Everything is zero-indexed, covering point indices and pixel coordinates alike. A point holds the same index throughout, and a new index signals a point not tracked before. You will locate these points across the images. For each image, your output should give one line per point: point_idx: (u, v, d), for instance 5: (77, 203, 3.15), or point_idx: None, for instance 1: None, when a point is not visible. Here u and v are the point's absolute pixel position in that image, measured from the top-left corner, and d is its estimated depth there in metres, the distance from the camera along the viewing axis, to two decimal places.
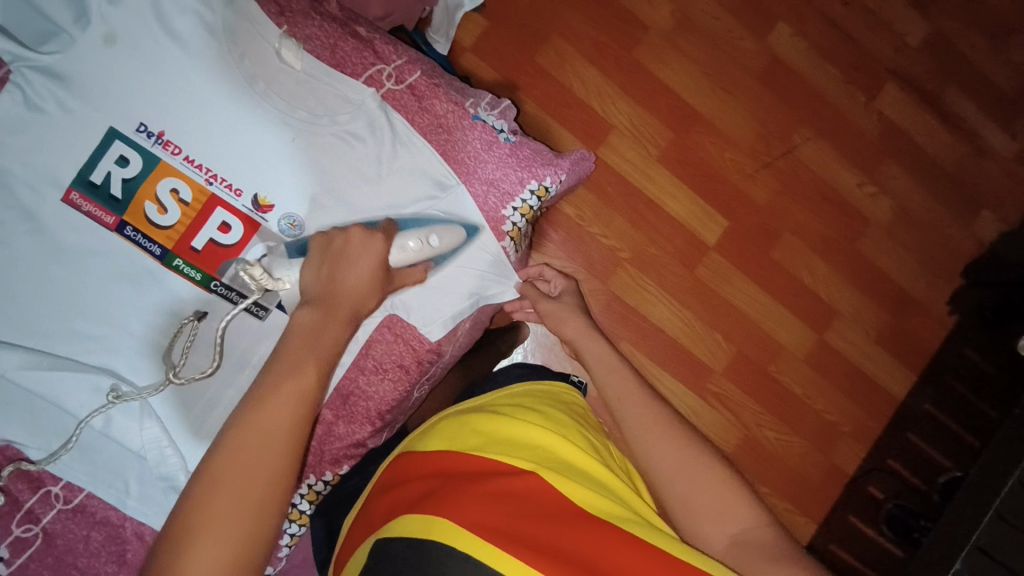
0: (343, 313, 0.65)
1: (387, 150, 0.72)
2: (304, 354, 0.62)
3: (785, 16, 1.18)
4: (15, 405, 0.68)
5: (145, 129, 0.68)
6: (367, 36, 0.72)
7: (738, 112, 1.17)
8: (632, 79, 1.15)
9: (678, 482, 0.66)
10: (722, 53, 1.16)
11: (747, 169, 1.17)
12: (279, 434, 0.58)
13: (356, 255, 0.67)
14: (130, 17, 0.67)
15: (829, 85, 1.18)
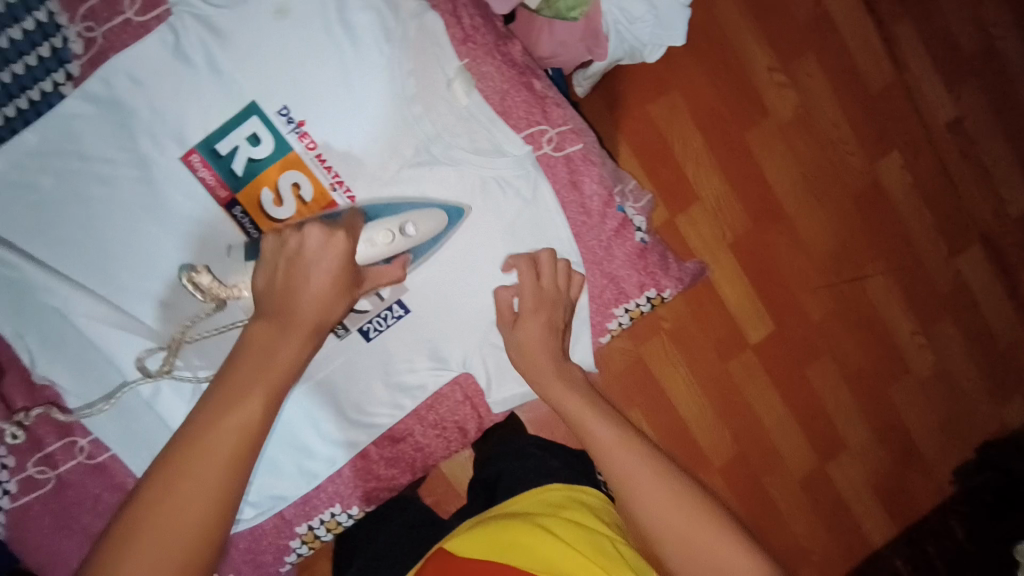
0: (301, 328, 0.53)
1: (521, 217, 0.68)
2: (256, 373, 0.50)
3: (900, 146, 1.13)
4: (64, 347, 0.64)
5: (287, 114, 0.63)
6: (541, 92, 0.67)
7: (825, 225, 1.11)
8: (735, 157, 1.06)
9: (688, 551, 0.52)
10: (828, 161, 1.11)
11: (812, 283, 1.12)
12: (218, 463, 0.46)
13: (317, 260, 0.55)
14: None
15: (919, 227, 1.15)
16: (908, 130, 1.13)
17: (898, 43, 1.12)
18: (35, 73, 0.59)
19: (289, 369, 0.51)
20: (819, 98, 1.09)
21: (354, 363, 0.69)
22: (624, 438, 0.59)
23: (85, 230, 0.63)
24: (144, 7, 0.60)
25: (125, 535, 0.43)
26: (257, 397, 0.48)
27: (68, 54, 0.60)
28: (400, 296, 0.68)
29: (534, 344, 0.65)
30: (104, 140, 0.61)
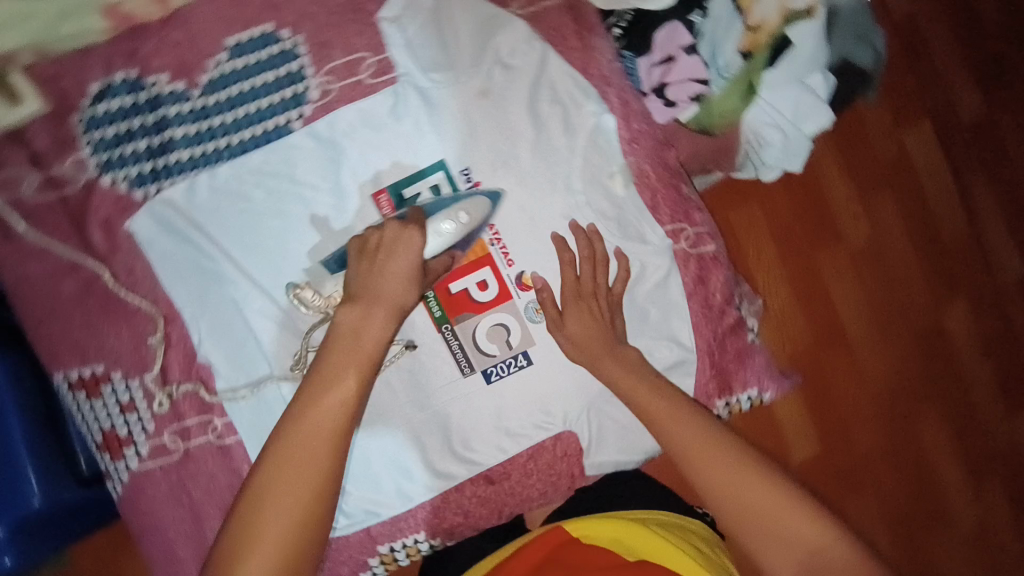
0: (383, 309, 0.63)
1: (649, 297, 0.75)
2: (349, 355, 0.61)
3: (966, 297, 1.23)
4: (227, 334, 0.71)
5: (468, 174, 0.73)
6: (687, 197, 0.76)
7: (885, 360, 1.18)
8: (806, 279, 1.14)
9: (734, 493, 0.64)
10: (894, 301, 1.19)
11: (866, 413, 1.16)
12: (331, 418, 0.58)
13: (393, 257, 0.65)
14: (508, 84, 0.73)
15: (977, 379, 1.23)
16: (971, 279, 1.23)
17: (971, 194, 1.24)
18: (276, 107, 0.71)
19: (375, 348, 0.62)
20: (892, 234, 1.19)
21: (471, 401, 0.74)
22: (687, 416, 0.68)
23: (274, 237, 0.71)
24: (376, 72, 0.72)
25: (268, 478, 0.55)
26: (352, 374, 0.60)
27: (306, 98, 0.71)
28: (526, 347, 0.74)
29: (586, 334, 0.71)
30: (314, 169, 0.72)
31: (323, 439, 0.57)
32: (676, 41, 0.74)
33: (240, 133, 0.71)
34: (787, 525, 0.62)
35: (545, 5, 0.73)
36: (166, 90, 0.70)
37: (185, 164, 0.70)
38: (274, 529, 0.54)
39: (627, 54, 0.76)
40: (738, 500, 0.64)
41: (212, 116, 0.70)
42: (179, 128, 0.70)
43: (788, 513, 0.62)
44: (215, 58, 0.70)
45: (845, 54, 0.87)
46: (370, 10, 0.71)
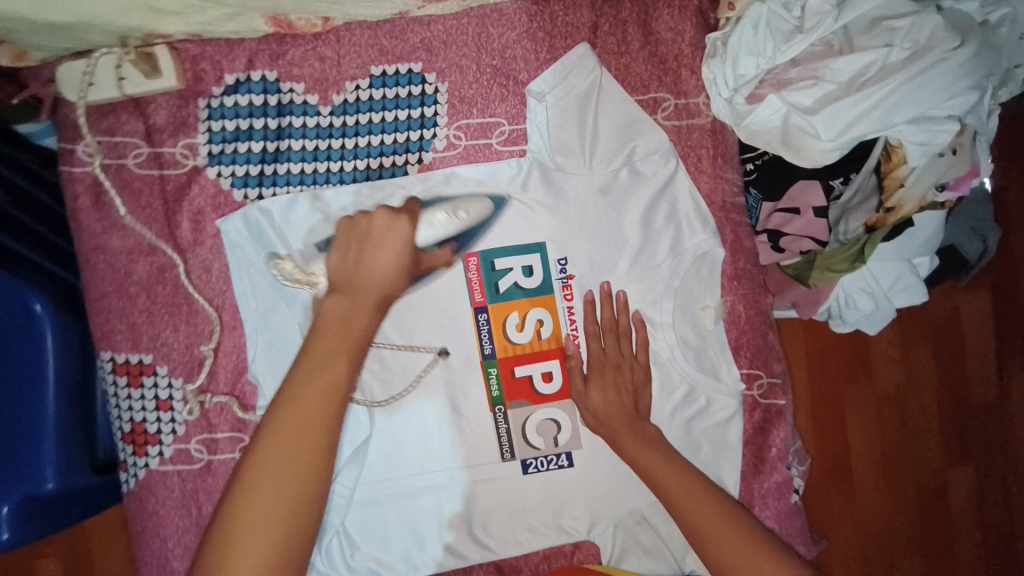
0: (368, 298, 0.59)
1: (706, 433, 0.72)
2: (334, 346, 0.55)
3: (977, 465, 1.19)
4: (283, 356, 0.69)
5: (564, 265, 0.72)
6: (772, 345, 0.74)
7: (881, 506, 1.16)
8: (826, 407, 1.14)
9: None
10: (908, 451, 1.17)
11: (848, 551, 1.15)
12: (321, 411, 0.52)
13: (379, 244, 0.62)
14: (631, 190, 0.71)
15: (965, 554, 1.19)
16: (990, 451, 1.19)
17: (1011, 380, 1.19)
18: (397, 146, 0.70)
19: (360, 343, 0.56)
20: (921, 385, 1.17)
21: (502, 488, 0.72)
22: (704, 496, 0.63)
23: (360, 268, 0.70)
24: (507, 141, 0.71)
25: (252, 478, 0.50)
26: (339, 368, 0.54)
27: (429, 145, 0.70)
28: (572, 450, 0.72)
29: (604, 409, 0.69)
30: None
31: (307, 443, 0.51)
32: (808, 200, 0.69)
33: (354, 161, 0.70)
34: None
35: (693, 122, 0.72)
36: (299, 100, 0.69)
37: (293, 178, 0.70)
38: (253, 534, 0.48)
39: (752, 191, 0.74)
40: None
41: (333, 137, 0.70)
42: (297, 142, 0.69)
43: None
44: (355, 82, 0.69)
45: (956, 242, 0.86)
46: (523, 79, 0.70)
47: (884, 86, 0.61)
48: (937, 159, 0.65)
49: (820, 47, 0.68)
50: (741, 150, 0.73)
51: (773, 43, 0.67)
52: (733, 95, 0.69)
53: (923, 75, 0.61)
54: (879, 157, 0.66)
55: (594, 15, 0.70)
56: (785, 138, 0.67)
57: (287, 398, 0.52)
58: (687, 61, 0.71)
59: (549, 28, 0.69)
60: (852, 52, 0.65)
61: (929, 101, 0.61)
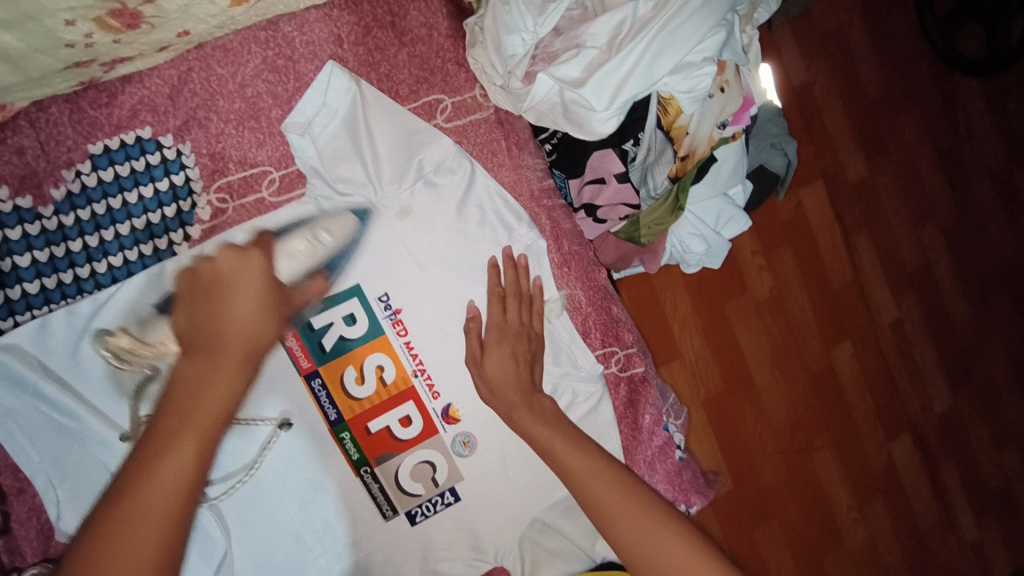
0: (231, 350, 0.51)
1: (581, 424, 0.72)
2: (185, 408, 0.47)
3: (852, 337, 1.29)
4: (91, 497, 0.59)
5: (386, 301, 0.66)
6: (618, 317, 0.74)
7: (784, 398, 1.23)
8: (715, 327, 1.17)
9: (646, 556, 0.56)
10: (793, 341, 1.23)
11: (768, 447, 1.20)
12: (203, 417, 0.47)
13: (227, 278, 0.55)
14: (434, 204, 0.67)
15: (862, 413, 1.29)
16: (857, 319, 1.29)
17: (857, 253, 1.30)
18: (153, 229, 0.60)
19: (223, 403, 0.49)
20: (789, 280, 1.23)
21: (393, 547, 0.68)
22: (600, 466, 0.61)
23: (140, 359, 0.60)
24: (279, 190, 0.63)
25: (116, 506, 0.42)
26: (191, 433, 0.46)
27: (191, 217, 0.61)
28: (454, 484, 0.69)
29: (503, 379, 0.65)
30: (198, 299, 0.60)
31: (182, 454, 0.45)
32: (609, 169, 0.68)
33: (106, 259, 0.59)
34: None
35: (471, 119, 0.68)
36: (6, 208, 0.57)
37: (34, 298, 0.58)
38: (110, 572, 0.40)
39: (557, 172, 0.72)
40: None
41: (69, 239, 0.58)
42: (23, 256, 0.57)
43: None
44: (74, 167, 0.58)
45: (763, 161, 0.90)
46: (276, 115, 0.62)
47: (641, 43, 0.60)
48: (710, 100, 0.67)
49: (577, 11, 0.65)
50: (535, 132, 0.71)
51: (530, 17, 0.62)
52: (507, 80, 0.65)
53: (675, 22, 0.59)
54: (658, 112, 0.65)
55: (335, 28, 0.63)
56: (568, 115, 0.64)
57: (132, 464, 0.45)
58: (451, 55, 0.66)
59: (288, 54, 0.62)
60: (606, 12, 0.62)
61: (687, 47, 0.60)
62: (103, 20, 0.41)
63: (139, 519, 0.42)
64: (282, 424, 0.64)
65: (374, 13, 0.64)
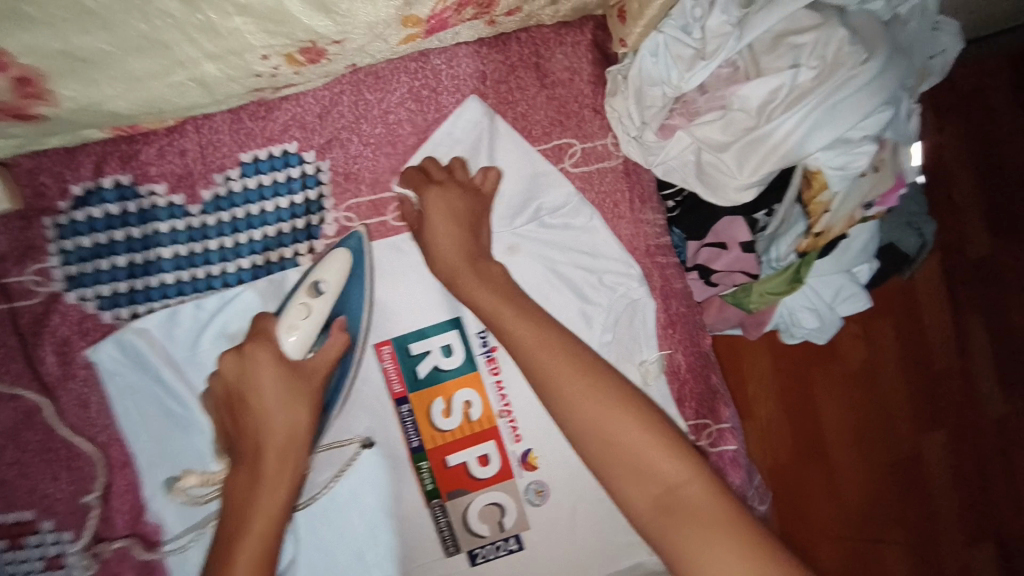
0: (269, 462, 0.55)
1: None
2: (238, 519, 0.54)
3: (947, 427, 1.12)
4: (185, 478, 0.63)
5: (485, 337, 0.67)
6: (716, 388, 0.70)
7: (858, 479, 1.09)
8: (794, 389, 1.07)
9: (639, 480, 0.49)
10: (878, 421, 1.09)
11: (832, 529, 1.07)
12: (256, 510, 0.54)
13: (258, 387, 0.56)
14: (541, 245, 0.67)
15: (945, 511, 1.11)
16: (956, 409, 1.12)
17: (966, 336, 1.12)
18: (283, 238, 0.63)
19: (273, 507, 0.54)
20: (884, 355, 1.10)
21: None
22: (588, 377, 0.51)
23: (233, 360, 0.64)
24: (403, 216, 0.65)
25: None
26: (257, 521, 0.53)
27: (319, 231, 0.64)
28: (520, 531, 0.68)
29: None
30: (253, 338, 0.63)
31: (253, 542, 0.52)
32: (734, 236, 0.65)
33: (237, 261, 0.63)
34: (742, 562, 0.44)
35: (597, 167, 0.67)
36: (161, 202, 0.61)
37: (171, 288, 0.62)
38: None
39: (677, 230, 0.70)
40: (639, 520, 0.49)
41: (210, 238, 0.62)
42: (168, 249, 0.62)
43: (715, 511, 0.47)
44: (224, 173, 0.62)
45: (894, 240, 0.83)
46: (412, 144, 0.64)
47: (795, 114, 0.56)
48: (860, 179, 0.62)
49: (727, 70, 0.61)
50: (660, 185, 0.69)
51: (677, 71, 0.60)
52: (642, 132, 0.63)
53: (837, 95, 0.56)
54: (799, 184, 0.62)
55: (481, 65, 0.63)
56: (701, 175, 0.62)
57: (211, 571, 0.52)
58: (589, 101, 0.66)
59: (432, 86, 0.63)
60: (759, 76, 0.58)
61: (847, 123, 0.56)
62: (292, 55, 0.43)
63: None
64: (364, 443, 0.66)
65: (520, 54, 0.64)
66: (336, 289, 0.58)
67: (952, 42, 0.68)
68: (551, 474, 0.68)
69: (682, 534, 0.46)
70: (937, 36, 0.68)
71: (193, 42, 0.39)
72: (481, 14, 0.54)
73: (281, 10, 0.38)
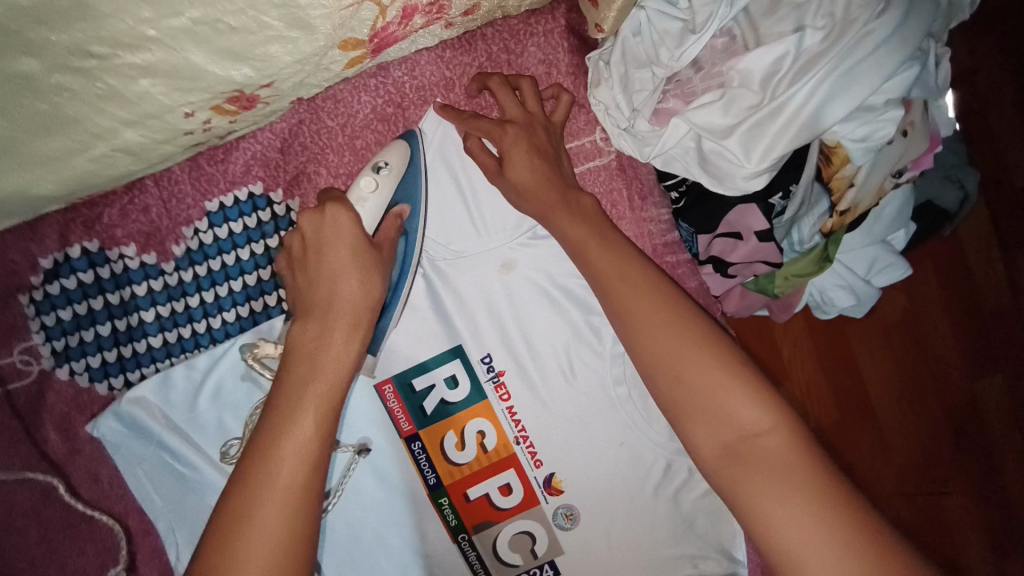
0: (342, 321, 0.48)
1: (697, 504, 0.63)
2: (307, 370, 0.46)
3: (1006, 370, 1.01)
4: None
5: (490, 362, 0.62)
6: None
7: (911, 433, 0.99)
8: (835, 352, 0.97)
9: (719, 430, 0.46)
10: (929, 376, 1.00)
11: (888, 488, 0.99)
12: (329, 367, 0.47)
13: (335, 236, 0.49)
14: (540, 259, 0.61)
15: (1009, 456, 1.01)
16: (1016, 352, 1.02)
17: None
18: (264, 285, 0.60)
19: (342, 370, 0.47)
20: (927, 304, 1.00)
21: None
22: (681, 319, 0.48)
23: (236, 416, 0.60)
24: None
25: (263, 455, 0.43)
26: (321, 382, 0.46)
27: None
28: (554, 557, 0.64)
29: None
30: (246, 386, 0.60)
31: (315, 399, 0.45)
32: (749, 225, 0.58)
33: (221, 314, 0.60)
34: (791, 496, 0.43)
35: (588, 166, 0.61)
36: (134, 264, 0.58)
37: (158, 351, 0.60)
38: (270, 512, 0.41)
39: (685, 224, 0.63)
40: (691, 438, 0.47)
41: (188, 294, 0.59)
42: (148, 311, 0.59)
43: (772, 442, 0.45)
44: (193, 225, 0.58)
45: (932, 197, 0.75)
46: None
47: (806, 84, 0.49)
48: (887, 147, 0.55)
49: (723, 39, 0.54)
50: (662, 177, 0.62)
51: (665, 49, 0.54)
52: (633, 121, 0.56)
53: (853, 57, 0.48)
54: (818, 160, 0.55)
55: (447, 70, 0.58)
56: (705, 164, 0.55)
57: (263, 429, 0.44)
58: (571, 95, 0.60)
59: (397, 102, 0.58)
60: (760, 44, 0.52)
61: (870, 86, 0.49)
62: (221, 106, 0.41)
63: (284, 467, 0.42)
64: (360, 450, 0.61)
65: (488, 51, 0.58)
66: (399, 167, 0.55)
67: None
68: (578, 496, 0.63)
69: (698, 418, 0.47)
70: None
71: (103, 112, 0.37)
72: (433, 21, 0.48)
73: (187, 64, 0.36)
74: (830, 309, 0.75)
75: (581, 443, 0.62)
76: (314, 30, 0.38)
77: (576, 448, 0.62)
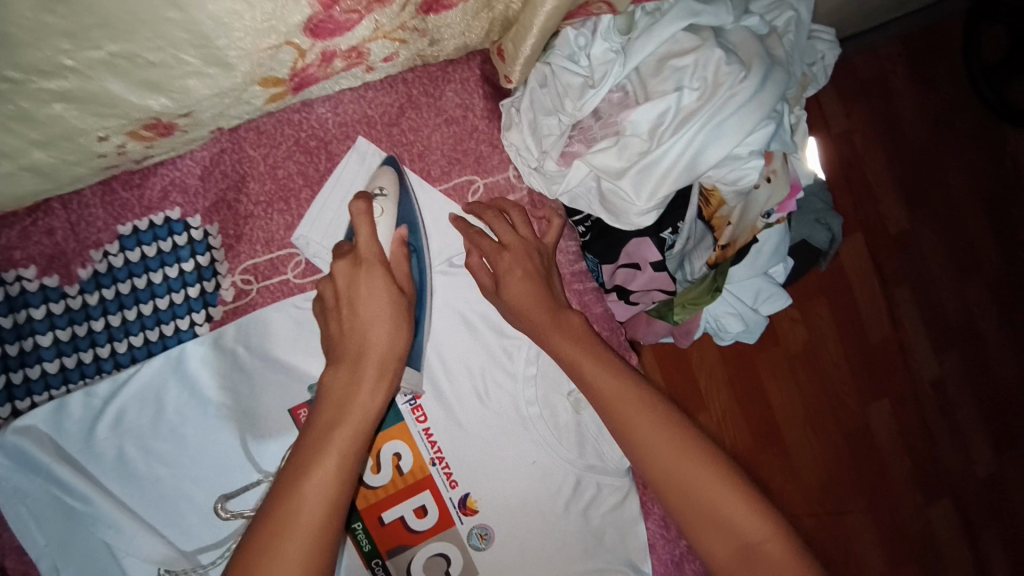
0: (369, 370, 0.50)
1: (605, 519, 0.67)
2: (349, 370, 0.50)
3: (890, 394, 1.14)
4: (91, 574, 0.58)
5: (407, 385, 0.64)
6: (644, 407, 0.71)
7: (815, 455, 1.08)
8: (745, 378, 1.04)
9: (725, 540, 0.48)
10: (827, 401, 1.09)
11: (795, 509, 1.05)
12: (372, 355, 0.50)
13: (367, 294, 0.52)
14: (457, 287, 0.65)
15: (898, 473, 1.13)
16: (898, 379, 1.15)
17: (896, 304, 1.16)
18: (176, 308, 0.59)
19: (386, 346, 0.51)
20: (822, 335, 1.10)
21: None
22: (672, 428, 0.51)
23: (138, 443, 0.59)
24: (305, 272, 0.62)
25: (304, 461, 0.45)
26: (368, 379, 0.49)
27: (215, 297, 0.60)
28: None
29: None
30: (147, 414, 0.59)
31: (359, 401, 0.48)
32: (645, 256, 0.65)
33: (128, 338, 0.59)
34: None
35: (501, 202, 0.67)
36: (32, 287, 0.56)
37: (54, 377, 0.57)
38: (314, 481, 0.44)
39: (591, 255, 0.69)
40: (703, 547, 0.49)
41: (92, 318, 0.58)
42: (45, 335, 0.57)
43: (779, 551, 0.47)
44: (102, 248, 0.58)
45: (806, 237, 0.85)
46: (306, 197, 0.61)
47: (684, 135, 0.57)
48: (756, 191, 0.64)
49: (618, 94, 0.62)
50: (570, 212, 0.69)
51: (568, 100, 0.61)
52: (542, 161, 0.63)
53: (720, 114, 0.57)
54: (699, 202, 0.64)
55: (368, 109, 0.62)
56: (603, 201, 0.62)
57: (273, 502, 0.44)
58: (484, 135, 0.66)
59: (320, 137, 0.61)
60: (647, 100, 0.59)
61: (735, 140, 0.58)
62: (137, 132, 0.44)
63: (326, 451, 0.46)
64: None
65: (409, 94, 0.63)
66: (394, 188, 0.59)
67: (828, 49, 0.73)
68: (492, 515, 0.65)
69: (704, 528, 0.49)
70: (814, 44, 0.73)
71: (12, 132, 0.38)
72: (355, 65, 0.52)
73: (104, 91, 0.38)
74: (727, 334, 0.84)
75: (497, 463, 0.65)
76: (231, 67, 0.41)
77: (491, 467, 0.65)
